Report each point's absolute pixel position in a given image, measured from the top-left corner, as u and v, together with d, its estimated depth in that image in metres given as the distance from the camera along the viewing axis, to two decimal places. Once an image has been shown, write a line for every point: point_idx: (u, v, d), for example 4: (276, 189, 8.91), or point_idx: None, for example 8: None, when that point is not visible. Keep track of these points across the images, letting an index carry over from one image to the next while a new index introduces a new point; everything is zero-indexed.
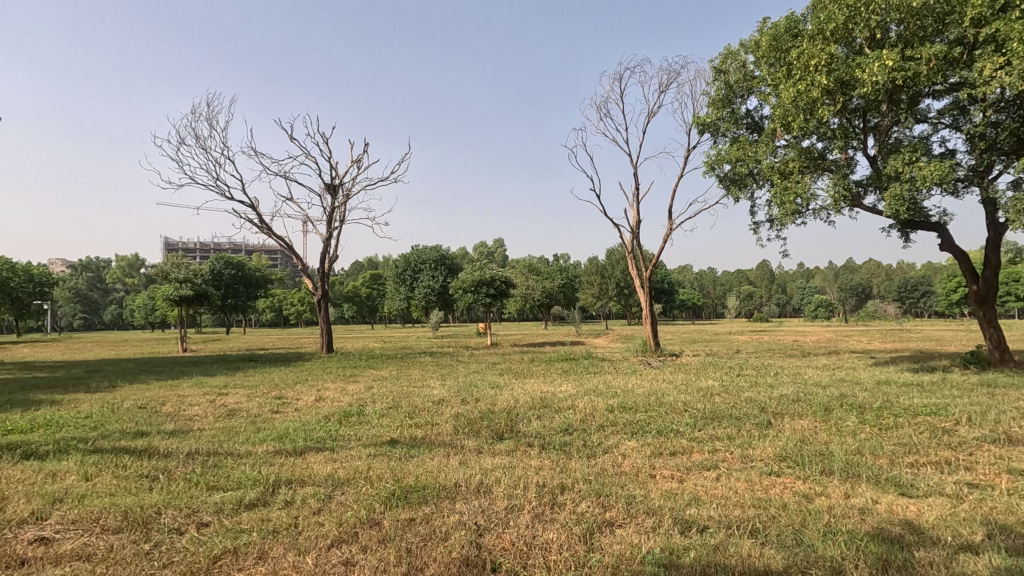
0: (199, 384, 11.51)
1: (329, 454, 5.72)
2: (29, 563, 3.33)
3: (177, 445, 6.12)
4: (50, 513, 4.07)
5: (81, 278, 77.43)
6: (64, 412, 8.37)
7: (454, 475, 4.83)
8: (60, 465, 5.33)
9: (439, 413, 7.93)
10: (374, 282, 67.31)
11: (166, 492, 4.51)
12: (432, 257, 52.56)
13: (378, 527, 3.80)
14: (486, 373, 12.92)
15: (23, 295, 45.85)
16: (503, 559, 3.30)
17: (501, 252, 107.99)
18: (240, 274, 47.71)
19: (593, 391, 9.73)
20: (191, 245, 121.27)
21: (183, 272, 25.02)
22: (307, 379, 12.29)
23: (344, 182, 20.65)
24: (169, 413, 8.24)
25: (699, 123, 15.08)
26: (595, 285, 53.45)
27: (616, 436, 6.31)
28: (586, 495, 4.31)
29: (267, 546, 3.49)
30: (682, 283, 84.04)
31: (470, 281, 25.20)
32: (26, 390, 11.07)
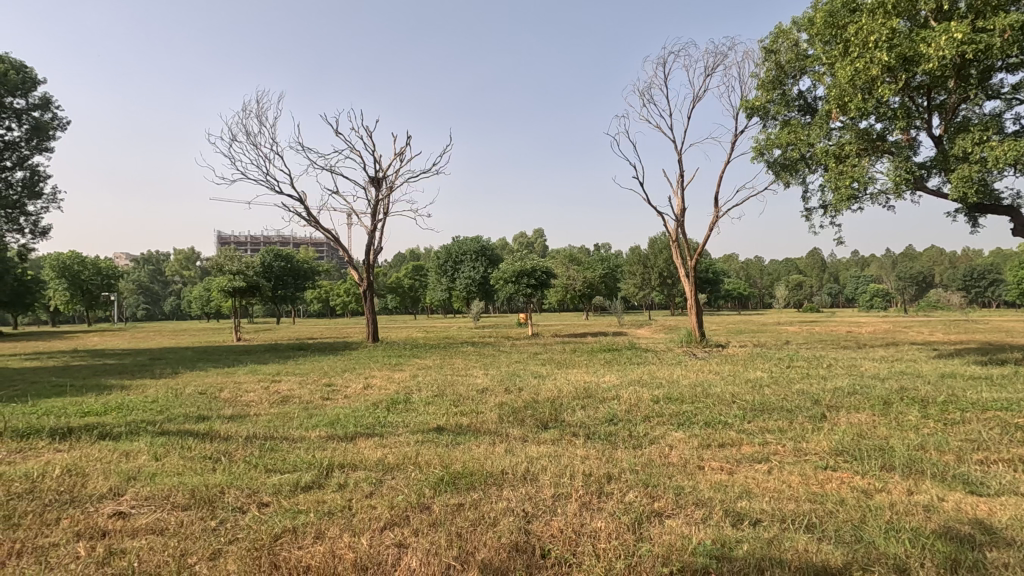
0: (254, 372, 12.06)
1: (379, 440, 5.88)
2: (109, 534, 3.58)
3: (236, 429, 6.42)
4: (126, 490, 4.36)
5: (144, 270, 81.92)
6: (133, 396, 8.97)
7: (501, 463, 4.90)
8: (132, 446, 5.69)
9: (483, 402, 8.02)
10: (417, 273, 68.36)
11: (228, 473, 4.74)
12: (474, 248, 52.68)
13: (429, 511, 3.89)
14: (529, 363, 12.97)
15: (94, 288, 48.83)
16: (552, 545, 3.33)
17: (542, 242, 107.55)
18: (289, 267, 49.31)
19: (637, 382, 9.61)
20: (243, 241, 126.21)
21: (236, 264, 26.04)
22: (355, 367, 12.71)
23: (388, 175, 21.01)
24: (227, 399, 8.66)
25: (748, 106, 14.62)
26: (638, 274, 52.52)
27: (663, 427, 6.23)
28: (633, 485, 4.28)
29: (324, 526, 3.63)
30: (728, 273, 82.03)
31: (510, 272, 25.27)
32: (100, 376, 11.88)
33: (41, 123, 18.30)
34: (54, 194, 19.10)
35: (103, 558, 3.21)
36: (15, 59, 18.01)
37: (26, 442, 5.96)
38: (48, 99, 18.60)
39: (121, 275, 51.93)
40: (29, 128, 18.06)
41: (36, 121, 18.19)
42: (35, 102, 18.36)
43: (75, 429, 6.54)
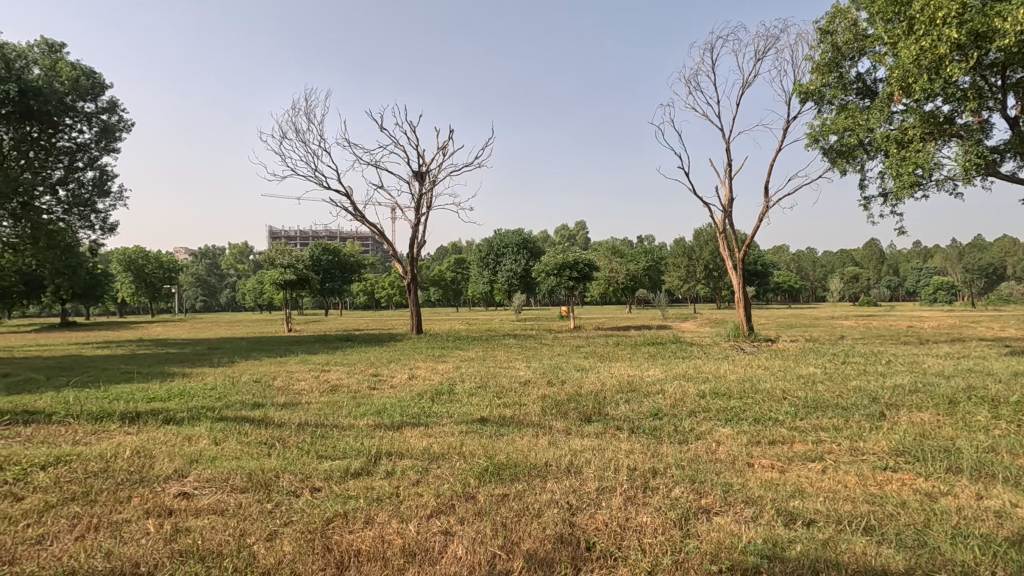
0: (304, 361, 12.51)
1: (424, 430, 6.00)
2: (175, 513, 3.80)
3: (289, 416, 6.67)
4: (188, 472, 4.60)
5: (201, 264, 86.01)
6: (193, 383, 9.46)
7: (544, 455, 4.91)
8: (194, 430, 6.00)
9: (526, 394, 8.05)
10: (460, 266, 69.09)
11: (282, 458, 4.94)
12: (515, 240, 52.72)
13: (474, 500, 3.96)
14: (571, 356, 12.91)
15: (156, 281, 51.55)
16: (597, 538, 3.32)
17: (584, 234, 106.50)
18: (336, 260, 50.71)
19: (682, 376, 9.43)
20: (293, 235, 130.84)
21: (287, 257, 26.92)
22: (400, 358, 13.00)
23: (431, 169, 21.29)
24: (280, 387, 9.03)
25: (801, 91, 14.06)
26: (683, 267, 51.28)
27: (709, 422, 6.10)
28: (679, 480, 4.21)
29: (373, 512, 3.73)
30: (778, 265, 79.19)
31: (552, 264, 25.21)
32: (163, 364, 12.59)
33: (109, 125, 19.41)
34: (120, 193, 20.26)
35: (170, 535, 3.40)
36: (85, 65, 19.15)
37: (100, 425, 6.39)
38: (115, 103, 19.71)
39: (180, 269, 54.59)
40: (99, 130, 19.20)
41: (105, 123, 19.31)
42: (103, 105, 19.49)
43: (143, 414, 6.95)
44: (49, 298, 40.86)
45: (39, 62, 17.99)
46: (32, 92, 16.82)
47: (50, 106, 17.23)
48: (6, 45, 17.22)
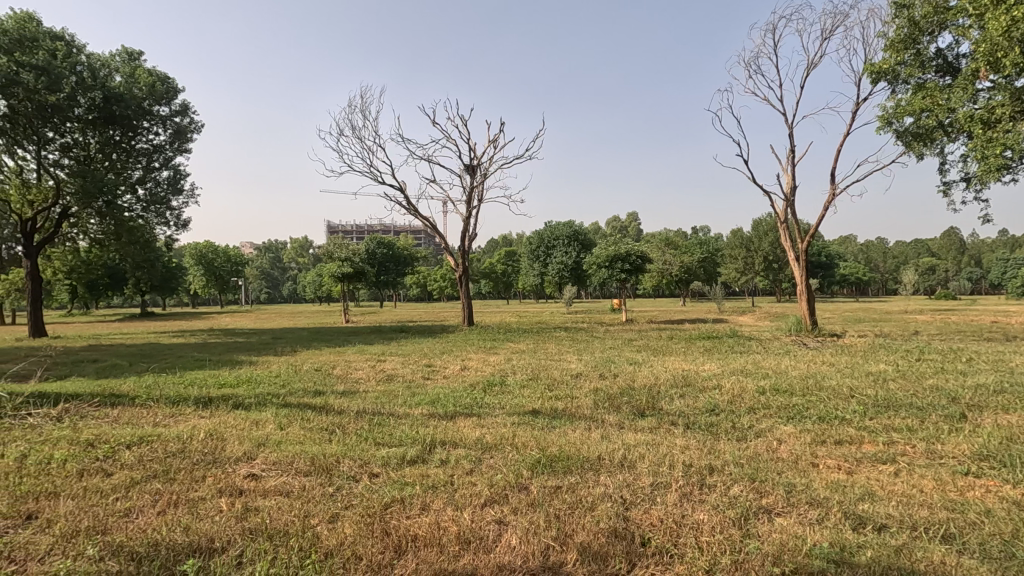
0: (361, 351, 12.96)
1: (477, 420, 6.09)
2: (245, 493, 4.03)
3: (348, 404, 6.93)
4: (257, 454, 4.87)
5: (265, 258, 90.39)
6: (260, 371, 9.99)
7: (597, 448, 4.88)
8: (261, 415, 6.34)
9: (577, 386, 8.04)
10: (510, 259, 69.38)
11: (343, 444, 5.13)
12: (566, 232, 52.40)
13: (527, 491, 3.98)
14: (623, 349, 12.72)
15: (225, 274, 54.54)
16: (652, 534, 3.26)
17: (636, 226, 104.43)
18: (391, 253, 52.03)
19: (740, 371, 9.13)
20: (350, 230, 135.41)
21: (344, 251, 27.81)
22: (453, 349, 13.25)
23: (482, 162, 21.42)
24: (340, 376, 9.39)
25: (872, 71, 13.24)
26: (740, 259, 49.38)
27: (770, 420, 5.86)
28: (738, 478, 4.09)
29: (429, 499, 3.82)
30: (844, 257, 75.18)
31: (604, 256, 24.91)
32: (232, 352, 13.36)
33: (181, 127, 20.65)
34: (192, 191, 21.48)
35: (241, 514, 3.61)
36: (160, 71, 20.41)
37: (177, 408, 6.85)
38: (187, 106, 20.91)
39: (246, 263, 57.45)
40: (172, 132, 20.46)
41: (178, 126, 20.54)
42: (176, 109, 20.73)
43: (214, 398, 7.40)
44: (131, 290, 44.02)
45: (120, 69, 19.31)
46: (114, 98, 18.13)
47: (129, 110, 18.51)
48: (92, 55, 18.60)
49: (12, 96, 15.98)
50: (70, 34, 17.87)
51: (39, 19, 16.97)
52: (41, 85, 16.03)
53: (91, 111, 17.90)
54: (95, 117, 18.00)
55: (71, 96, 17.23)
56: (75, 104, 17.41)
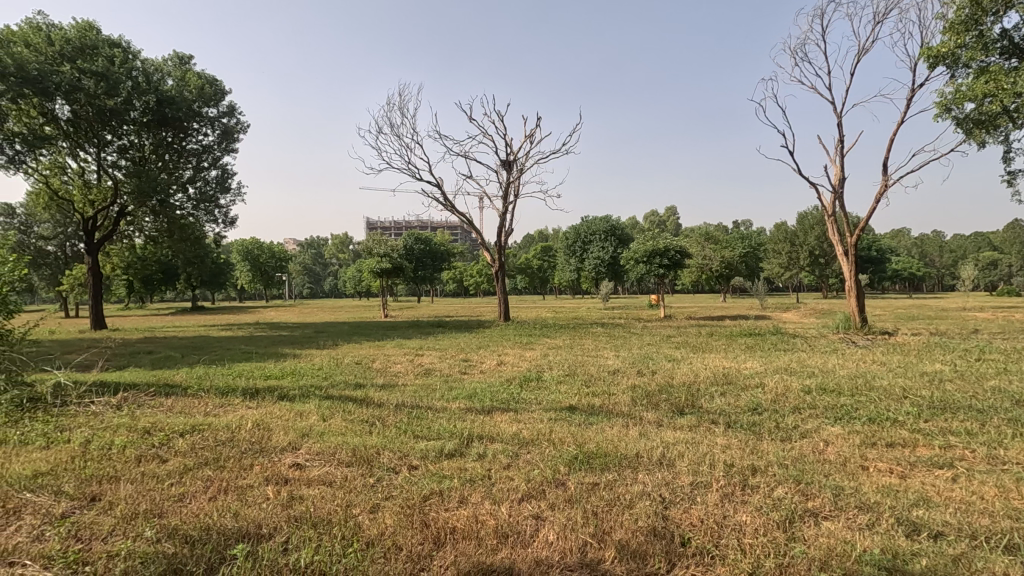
0: (400, 345, 13.19)
1: (514, 415, 6.11)
2: (290, 481, 4.17)
3: (387, 397, 7.07)
4: (301, 444, 5.02)
5: (307, 254, 92.96)
6: (303, 363, 10.30)
7: (635, 445, 4.82)
8: (304, 407, 6.54)
9: (615, 383, 7.98)
10: (546, 254, 69.17)
11: (382, 436, 5.24)
12: (603, 227, 51.91)
13: (564, 487, 3.97)
14: (661, 346, 12.51)
15: (270, 269, 56.33)
16: (692, 534, 3.21)
17: (674, 221, 102.63)
18: (428, 249, 52.66)
19: (784, 369, 8.87)
20: (388, 226, 137.95)
21: (383, 247, 28.32)
22: (489, 344, 13.33)
23: (518, 158, 21.44)
24: (379, 369, 9.59)
25: (929, 55, 12.59)
26: (784, 253, 47.63)
27: (816, 420, 5.67)
28: (782, 480, 3.97)
29: (467, 492, 3.86)
30: (896, 251, 71.84)
31: (642, 251, 24.57)
32: (276, 345, 13.81)
33: (228, 128, 21.39)
34: (238, 189, 22.25)
35: (287, 501, 3.73)
36: (209, 74, 21.16)
37: (227, 399, 7.15)
38: (234, 107, 21.65)
39: (290, 259, 59.22)
40: (220, 133, 21.24)
41: (225, 126, 21.30)
42: (224, 110, 21.49)
43: (261, 390, 7.68)
44: (182, 285, 46.00)
45: (172, 73, 20.13)
46: (167, 101, 18.94)
47: (181, 113, 19.31)
48: (146, 61, 19.47)
49: (74, 100, 17.34)
50: (126, 41, 18.77)
51: (99, 27, 17.88)
52: (100, 90, 17.30)
53: (146, 114, 18.79)
54: (149, 119, 18.89)
55: (127, 101, 18.16)
56: (131, 108, 18.30)
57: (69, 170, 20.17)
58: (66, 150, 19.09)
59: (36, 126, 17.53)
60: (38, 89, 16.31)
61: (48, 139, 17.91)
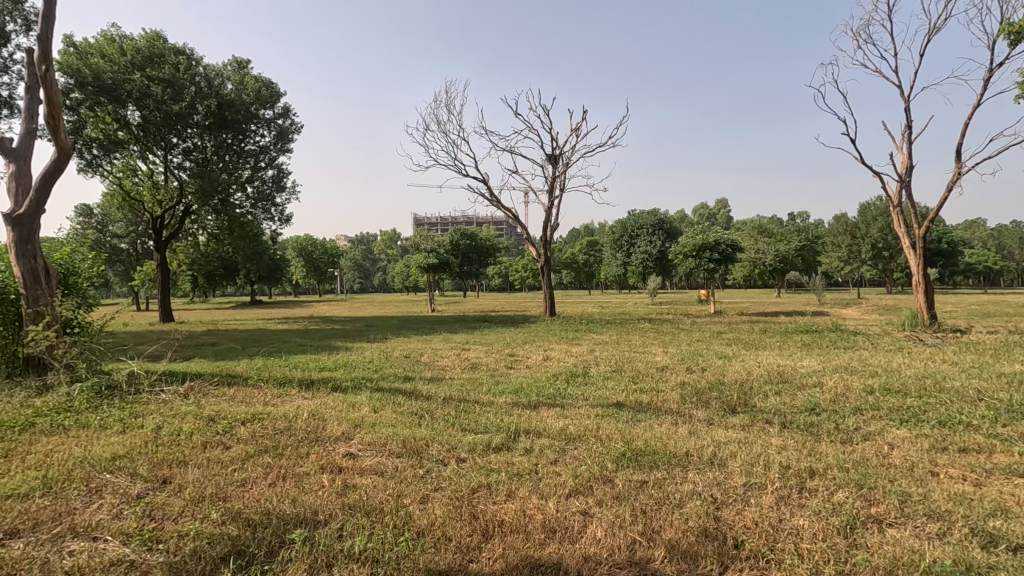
0: (447, 339, 13.40)
1: (561, 410, 6.10)
2: (344, 470, 4.31)
3: (435, 390, 7.20)
4: (354, 435, 5.19)
5: (358, 250, 95.61)
6: (355, 356, 10.62)
7: (685, 444, 4.72)
8: (356, 398, 6.74)
9: (664, 379, 7.84)
10: (592, 248, 68.40)
11: (431, 429, 5.34)
12: (651, 221, 50.92)
13: (612, 484, 3.94)
14: (711, 342, 12.16)
15: (322, 265, 58.26)
16: (746, 537, 3.12)
17: (725, 213, 99.64)
18: (474, 244, 53.12)
19: (844, 368, 8.47)
20: (435, 222, 140.02)
21: (430, 243, 28.72)
22: (535, 339, 13.34)
23: (564, 152, 21.31)
24: (427, 363, 9.78)
25: (1009, 31, 11.66)
26: (843, 246, 45.54)
27: (879, 422, 5.39)
28: (842, 484, 3.79)
29: (515, 486, 3.89)
30: (970, 243, 67.13)
31: (691, 245, 23.95)
32: (330, 338, 14.30)
33: (283, 128, 22.20)
34: (293, 188, 23.08)
35: (341, 490, 3.87)
36: (265, 77, 21.94)
37: (284, 389, 7.47)
38: (288, 108, 22.43)
39: (341, 255, 61.05)
40: (276, 134, 22.08)
41: (280, 127, 22.11)
42: (279, 112, 22.27)
43: (316, 381, 7.98)
44: (242, 280, 48.25)
45: (232, 78, 20.99)
46: (226, 105, 19.82)
47: (239, 115, 20.16)
48: (208, 66, 20.39)
49: (144, 106, 18.50)
50: (190, 48, 19.72)
51: (165, 36, 18.85)
52: (167, 96, 18.36)
53: (207, 117, 19.74)
54: (211, 122, 19.83)
55: (191, 105, 19.13)
56: (194, 112, 19.27)
57: (140, 172, 21.46)
58: (137, 153, 20.31)
59: (110, 132, 18.78)
60: (112, 97, 17.57)
61: (121, 144, 19.14)
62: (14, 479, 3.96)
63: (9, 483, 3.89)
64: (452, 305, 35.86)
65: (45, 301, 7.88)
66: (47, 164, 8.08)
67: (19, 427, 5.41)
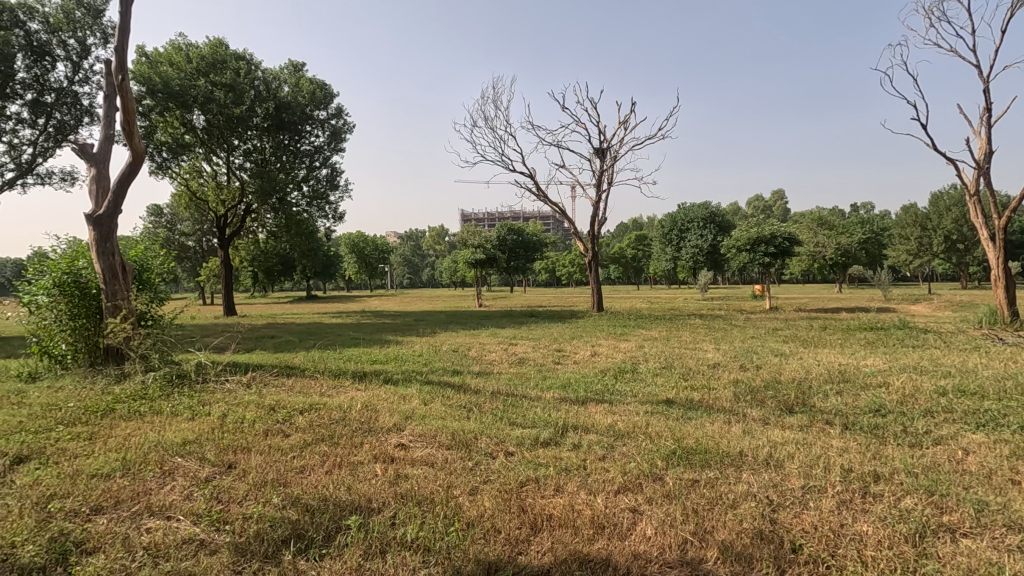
0: (494, 334, 13.51)
1: (609, 406, 6.05)
2: (396, 460, 4.44)
3: (484, 384, 7.29)
4: (405, 426, 5.32)
5: (408, 246, 97.63)
6: (405, 350, 10.88)
7: (739, 443, 4.59)
8: (407, 391, 6.91)
9: (716, 377, 7.63)
10: (640, 243, 67.17)
11: (480, 422, 5.41)
12: (702, 214, 49.51)
13: (662, 482, 3.87)
14: (767, 339, 11.74)
15: (373, 261, 59.81)
16: (804, 540, 3.01)
17: (782, 205, 95.77)
18: (521, 239, 53.20)
19: (913, 368, 8.00)
20: (482, 217, 141.44)
21: (477, 238, 28.96)
22: (582, 335, 13.26)
23: (612, 145, 21.02)
24: (476, 357, 9.90)
25: None
26: (912, 238, 42.83)
27: (952, 426, 5.06)
28: (911, 490, 3.59)
29: (563, 481, 3.89)
30: None
31: (745, 238, 23.14)
32: (381, 332, 14.70)
33: (337, 128, 22.90)
34: (345, 186, 23.79)
35: (393, 479, 3.98)
36: (319, 79, 22.67)
37: (338, 380, 7.74)
38: (341, 108, 23.13)
39: (392, 251, 62.49)
40: (330, 134, 22.80)
41: (334, 127, 22.82)
42: (333, 112, 23.00)
43: (368, 373, 8.23)
44: (299, 276, 50.23)
45: (288, 80, 21.80)
46: (283, 107, 20.62)
47: (295, 117, 20.92)
48: (266, 70, 21.28)
49: (208, 111, 19.50)
50: (249, 54, 20.62)
51: (227, 43, 19.78)
52: (228, 100, 19.28)
53: (266, 119, 20.59)
54: (269, 124, 20.66)
55: (251, 108, 20.03)
56: (254, 114, 20.16)
57: (205, 174, 22.65)
58: (202, 155, 21.43)
59: (178, 136, 19.95)
60: (179, 102, 18.72)
61: (188, 147, 20.27)
62: (98, 460, 4.29)
63: (93, 463, 4.21)
64: (500, 300, 36.01)
65: (123, 296, 8.44)
66: (123, 167, 8.63)
67: (101, 412, 5.84)
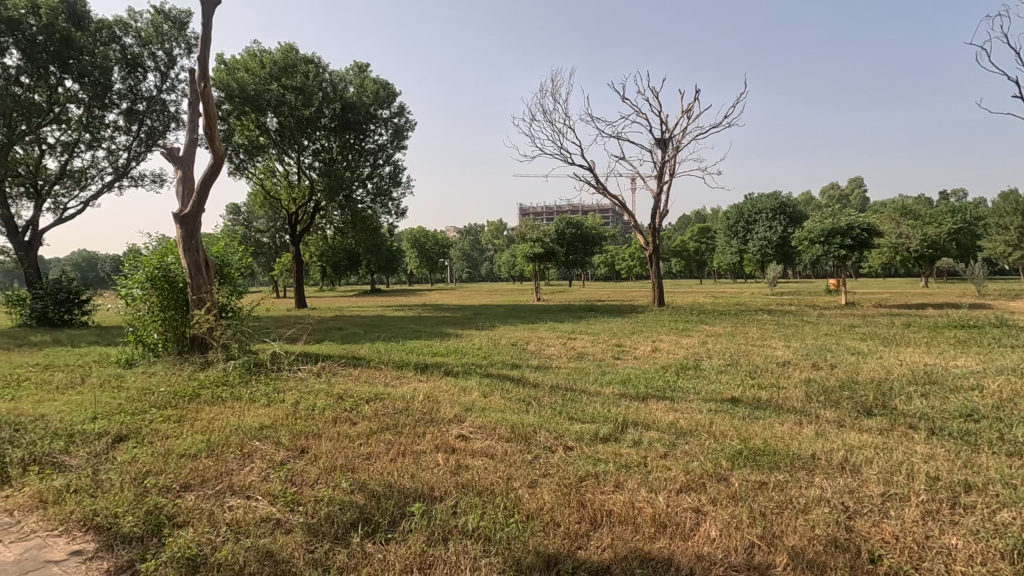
0: (553, 329, 13.49)
1: (670, 403, 5.91)
2: (457, 451, 4.53)
3: (542, 378, 7.31)
4: (466, 418, 5.43)
5: (467, 241, 99.03)
6: (465, 343, 11.08)
7: (810, 446, 4.38)
8: (467, 383, 7.04)
9: (785, 375, 7.30)
10: (703, 235, 64.96)
11: (539, 416, 5.43)
12: (771, 205, 47.33)
13: (727, 483, 3.75)
14: (843, 337, 11.05)
15: (434, 255, 61.12)
16: (883, 551, 2.83)
17: (860, 194, 89.69)
18: (579, 233, 52.77)
19: (1012, 369, 7.33)
20: (540, 211, 141.59)
21: (536, 232, 29.00)
22: (643, 330, 13.02)
23: (674, 135, 20.49)
24: (534, 351, 9.94)
25: None
26: (1012, 228, 38.96)
27: None
28: (1007, 502, 3.30)
29: (623, 478, 3.84)
30: None
31: (818, 230, 21.94)
32: (442, 325, 15.03)
33: (399, 127, 23.48)
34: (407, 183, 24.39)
35: (454, 469, 4.08)
36: (383, 79, 23.30)
37: (402, 372, 7.99)
38: (403, 107, 23.69)
39: (451, 246, 63.63)
40: (392, 132, 23.42)
41: (396, 125, 23.42)
42: (395, 111, 23.59)
43: (429, 365, 8.45)
44: (364, 271, 52.09)
45: (353, 81, 22.52)
46: (349, 107, 21.30)
47: (360, 116, 21.58)
48: (333, 73, 22.10)
49: (281, 113, 20.52)
50: (317, 57, 21.47)
51: (297, 48, 20.68)
52: (298, 102, 20.22)
53: (333, 120, 21.38)
54: (336, 124, 21.49)
55: (319, 109, 20.91)
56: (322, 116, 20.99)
57: (277, 174, 23.88)
58: (275, 156, 22.57)
59: (253, 138, 21.12)
60: (254, 106, 19.78)
61: (262, 148, 21.44)
62: (186, 441, 4.64)
63: (182, 444, 4.57)
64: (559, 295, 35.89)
65: (206, 290, 9.07)
66: (206, 168, 9.25)
67: (188, 397, 6.33)
